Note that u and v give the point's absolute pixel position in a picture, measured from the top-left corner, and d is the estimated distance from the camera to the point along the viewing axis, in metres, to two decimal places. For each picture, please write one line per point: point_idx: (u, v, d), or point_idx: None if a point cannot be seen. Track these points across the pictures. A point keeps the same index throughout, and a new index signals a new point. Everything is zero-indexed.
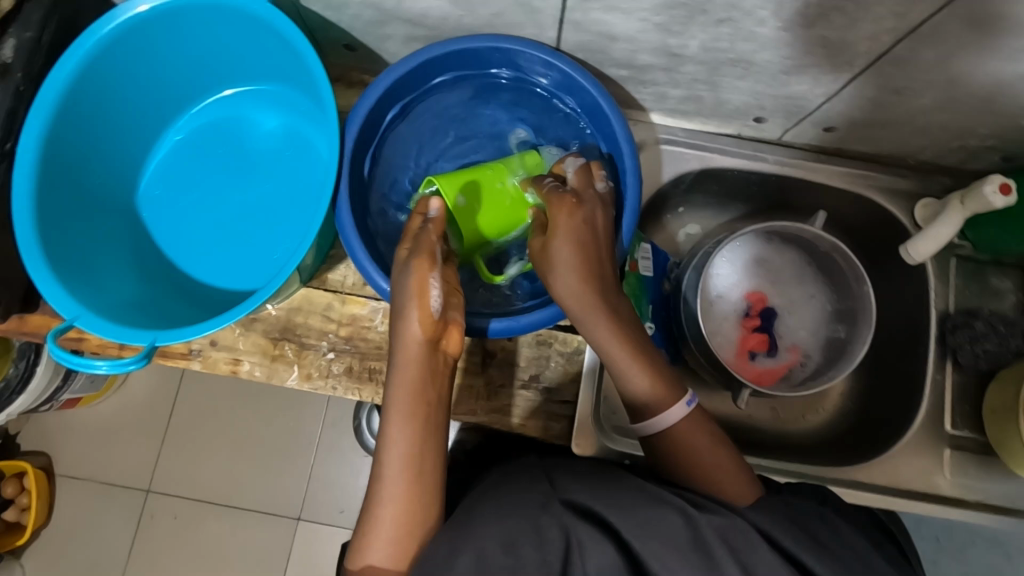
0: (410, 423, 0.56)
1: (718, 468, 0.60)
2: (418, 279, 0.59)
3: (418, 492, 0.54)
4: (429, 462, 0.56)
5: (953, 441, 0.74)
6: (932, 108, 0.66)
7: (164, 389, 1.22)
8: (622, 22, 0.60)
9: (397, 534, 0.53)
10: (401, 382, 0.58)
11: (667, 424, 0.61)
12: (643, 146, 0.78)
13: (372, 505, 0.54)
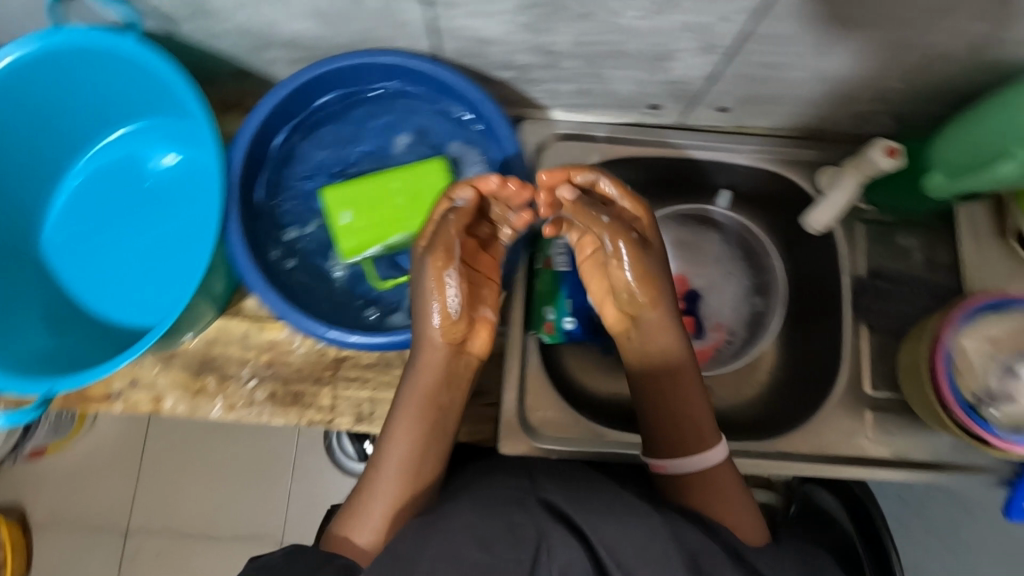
0: (416, 426, 0.63)
1: (731, 495, 0.63)
2: (433, 278, 0.62)
3: (418, 479, 0.62)
4: (427, 462, 0.63)
5: (873, 402, 0.75)
6: (809, 79, 0.67)
7: (130, 429, 1.21)
8: (489, 26, 0.60)
9: (390, 513, 0.60)
10: (419, 383, 0.64)
11: (704, 463, 0.64)
12: (544, 145, 0.78)
13: (367, 494, 0.61)
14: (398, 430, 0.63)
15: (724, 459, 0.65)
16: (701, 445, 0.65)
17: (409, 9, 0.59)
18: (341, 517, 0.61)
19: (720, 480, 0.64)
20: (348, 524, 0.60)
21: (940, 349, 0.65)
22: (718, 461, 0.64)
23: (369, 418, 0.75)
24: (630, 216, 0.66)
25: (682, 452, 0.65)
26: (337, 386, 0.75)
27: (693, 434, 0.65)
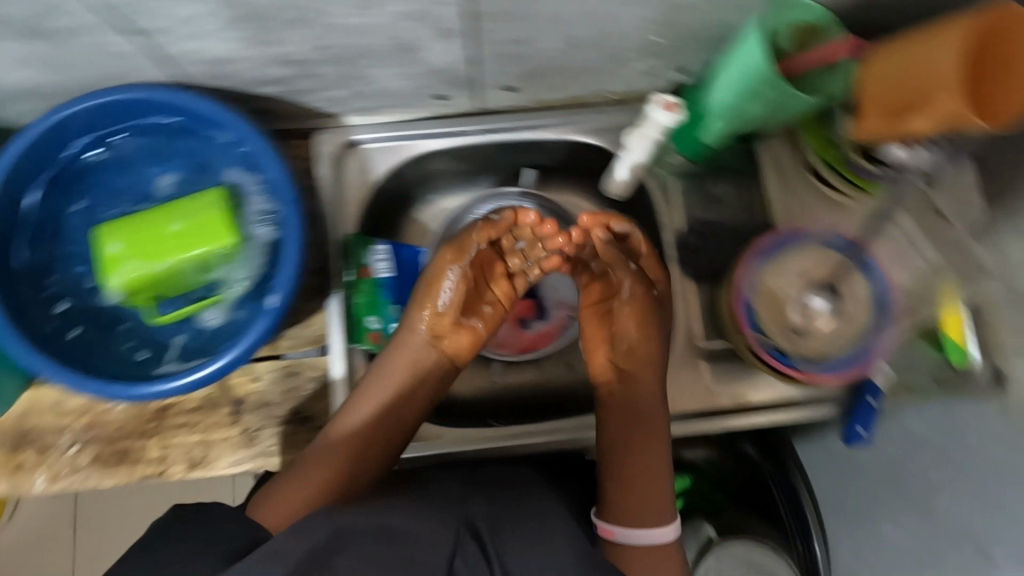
0: (366, 433, 0.66)
1: (653, 552, 0.67)
2: (438, 270, 0.72)
3: (363, 460, 0.65)
4: (376, 458, 0.66)
5: (707, 352, 0.75)
6: (570, 48, 0.67)
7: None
8: (214, 46, 0.59)
9: (316, 490, 0.62)
10: (388, 372, 0.68)
11: (657, 542, 0.67)
12: (344, 153, 0.78)
13: (302, 467, 0.64)
14: (339, 431, 0.66)
15: (672, 541, 0.68)
16: (648, 523, 0.67)
17: (119, 40, 0.56)
18: (272, 485, 0.63)
19: (642, 551, 0.67)
20: (273, 491, 0.62)
21: (739, 298, 0.67)
22: (668, 541, 0.68)
23: (202, 462, 0.73)
24: (653, 274, 0.73)
25: (636, 512, 0.68)
26: (163, 437, 0.73)
27: (652, 507, 0.68)
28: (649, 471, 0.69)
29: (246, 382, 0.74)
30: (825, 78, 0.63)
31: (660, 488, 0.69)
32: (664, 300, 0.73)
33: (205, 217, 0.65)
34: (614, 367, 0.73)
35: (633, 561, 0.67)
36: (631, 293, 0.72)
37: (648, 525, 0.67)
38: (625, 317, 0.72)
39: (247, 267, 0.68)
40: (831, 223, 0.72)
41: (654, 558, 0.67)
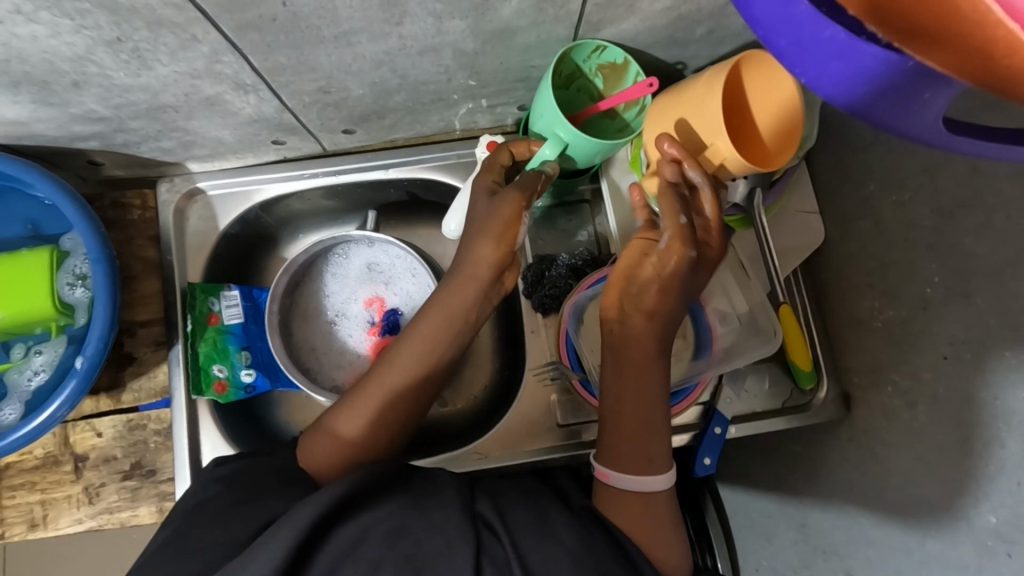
0: (405, 378, 0.64)
1: (654, 511, 0.60)
2: (508, 207, 0.61)
3: (388, 408, 0.64)
4: (394, 410, 0.64)
5: (560, 387, 0.76)
6: (386, 96, 0.67)
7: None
8: (3, 109, 0.58)
9: (353, 436, 0.63)
10: (444, 300, 0.65)
11: (648, 488, 0.61)
12: (189, 201, 0.77)
13: (337, 409, 0.65)
14: (385, 376, 0.64)
15: (666, 489, 0.61)
16: (643, 470, 0.61)
17: None
18: (330, 412, 0.65)
19: (643, 507, 0.60)
20: (327, 428, 0.64)
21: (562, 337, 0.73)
22: (658, 490, 0.61)
23: (43, 522, 0.72)
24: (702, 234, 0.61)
25: (632, 462, 0.61)
26: (2, 498, 0.72)
27: (647, 458, 0.61)
28: (643, 427, 0.61)
29: (87, 438, 0.73)
30: (636, 116, 0.65)
31: (659, 440, 0.62)
32: (702, 263, 0.62)
33: (26, 290, 0.64)
34: (624, 307, 0.64)
35: (620, 518, 0.60)
36: (663, 248, 0.60)
37: (642, 474, 0.61)
38: (650, 261, 0.62)
39: (52, 359, 0.67)
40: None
41: (655, 512, 0.60)
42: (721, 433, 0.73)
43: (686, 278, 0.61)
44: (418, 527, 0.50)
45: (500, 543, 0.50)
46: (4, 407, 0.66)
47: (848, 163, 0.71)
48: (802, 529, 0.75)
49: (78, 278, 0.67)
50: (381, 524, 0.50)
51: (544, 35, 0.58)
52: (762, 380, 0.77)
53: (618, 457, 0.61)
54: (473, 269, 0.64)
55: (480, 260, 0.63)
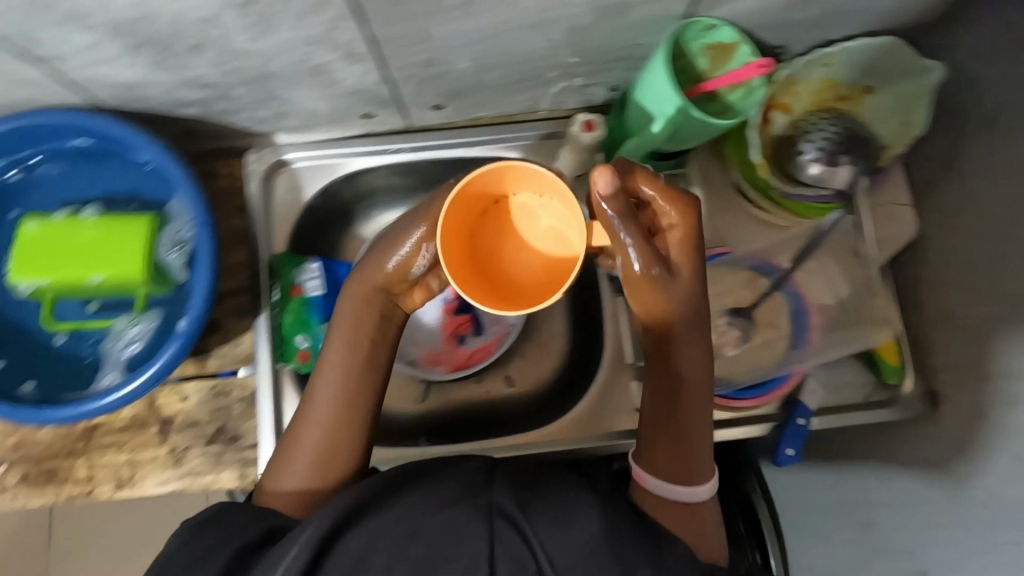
0: (338, 408, 0.60)
1: (700, 513, 0.55)
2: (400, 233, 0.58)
3: (335, 440, 0.59)
4: (342, 439, 0.60)
5: (638, 373, 0.76)
6: (485, 72, 0.66)
7: (28, 520, 1.26)
8: (119, 70, 0.59)
9: (300, 477, 0.59)
10: (337, 332, 0.61)
11: (692, 499, 0.55)
12: (275, 172, 0.78)
13: (288, 447, 0.60)
14: (316, 410, 0.60)
15: (707, 499, 0.56)
16: (689, 476, 0.55)
17: (23, 68, 0.57)
18: (269, 474, 0.61)
19: (700, 505, 0.56)
20: (274, 485, 0.60)
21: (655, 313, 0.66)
22: (702, 501, 0.56)
23: (130, 482, 0.73)
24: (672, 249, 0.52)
25: (671, 471, 0.55)
26: (91, 456, 0.73)
27: (691, 461, 0.55)
28: (685, 428, 0.55)
29: (174, 402, 0.74)
30: (738, 100, 0.62)
31: (692, 450, 0.56)
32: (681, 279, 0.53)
33: (122, 256, 0.64)
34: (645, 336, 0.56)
35: (665, 519, 0.55)
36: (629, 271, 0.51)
37: (688, 480, 0.55)
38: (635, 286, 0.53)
39: (154, 326, 0.69)
40: (772, 246, 0.68)
41: (708, 508, 0.56)
42: (804, 424, 0.72)
43: (677, 292, 0.52)
44: (432, 527, 0.49)
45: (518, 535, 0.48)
46: (109, 371, 0.67)
47: (949, 152, 0.70)
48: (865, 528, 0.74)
49: (176, 242, 0.68)
50: (388, 519, 0.50)
51: (658, 11, 0.58)
52: (845, 374, 0.75)
53: (663, 467, 0.55)
54: (369, 286, 0.60)
55: (371, 278, 0.60)
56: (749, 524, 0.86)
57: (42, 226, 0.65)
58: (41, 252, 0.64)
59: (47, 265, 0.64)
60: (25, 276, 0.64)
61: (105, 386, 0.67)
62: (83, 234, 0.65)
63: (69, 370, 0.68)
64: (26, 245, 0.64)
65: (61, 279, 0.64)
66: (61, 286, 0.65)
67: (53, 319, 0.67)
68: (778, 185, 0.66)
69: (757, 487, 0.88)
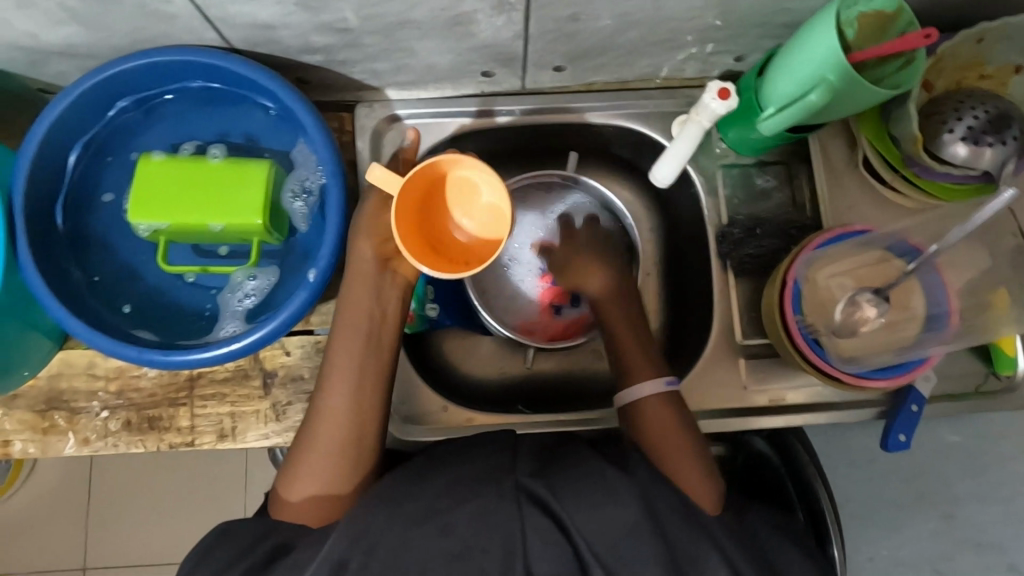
0: (344, 400, 0.59)
1: (654, 416, 0.63)
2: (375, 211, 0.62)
3: (350, 434, 0.58)
4: (352, 432, 0.58)
5: (746, 351, 0.73)
6: (621, 30, 0.64)
7: (75, 470, 1.25)
8: (262, 9, 0.57)
9: (323, 473, 0.57)
10: (342, 316, 0.61)
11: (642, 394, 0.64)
12: (384, 128, 0.76)
13: (303, 444, 0.59)
14: (328, 398, 0.59)
15: (656, 392, 0.64)
16: (635, 376, 0.65)
17: (168, 1, 0.55)
18: (281, 477, 0.59)
19: (659, 413, 0.63)
20: (286, 488, 0.58)
21: (788, 285, 0.65)
22: (648, 394, 0.64)
23: (232, 433, 0.72)
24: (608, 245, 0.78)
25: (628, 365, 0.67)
26: (194, 406, 0.72)
27: (635, 365, 0.66)
28: (625, 347, 0.68)
29: (277, 356, 0.73)
30: (896, 71, 0.61)
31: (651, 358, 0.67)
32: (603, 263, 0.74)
33: (247, 201, 0.62)
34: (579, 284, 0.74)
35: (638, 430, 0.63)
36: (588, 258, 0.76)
37: (635, 380, 0.65)
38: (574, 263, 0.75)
39: (270, 276, 0.67)
40: (907, 230, 0.67)
41: (664, 410, 0.63)
42: (917, 412, 0.70)
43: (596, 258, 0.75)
44: (466, 513, 0.47)
45: (548, 516, 0.47)
46: (227, 322, 0.66)
47: None
48: (947, 520, 0.85)
49: (301, 190, 0.68)
50: (413, 509, 0.48)
51: None
52: (957, 364, 0.74)
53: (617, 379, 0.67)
54: (360, 272, 0.61)
55: (360, 259, 0.61)
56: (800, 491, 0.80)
57: (167, 169, 0.63)
58: (165, 195, 0.62)
59: (172, 208, 0.62)
60: (147, 218, 0.62)
61: (224, 336, 0.66)
62: (208, 177, 0.63)
63: (184, 317, 0.67)
64: (148, 187, 0.62)
65: (186, 222, 0.62)
66: (182, 228, 0.63)
67: (169, 264, 0.65)
68: (927, 162, 0.64)
69: (805, 456, 0.81)
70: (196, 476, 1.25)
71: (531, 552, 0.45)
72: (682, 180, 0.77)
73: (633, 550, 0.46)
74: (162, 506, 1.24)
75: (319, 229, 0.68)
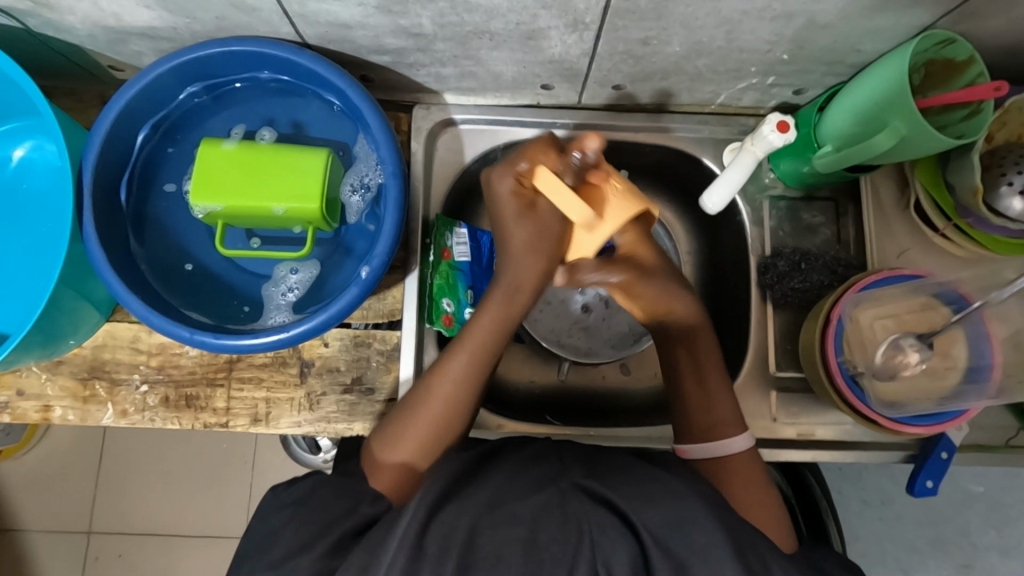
0: (460, 390, 0.61)
1: (737, 473, 0.62)
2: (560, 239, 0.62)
3: (455, 416, 0.61)
4: (461, 410, 0.61)
5: (779, 383, 0.73)
6: (689, 55, 0.65)
7: (90, 439, 1.27)
8: (344, 9, 0.58)
9: (422, 446, 0.59)
10: (489, 309, 0.63)
11: (730, 450, 0.63)
12: (439, 132, 0.77)
13: (410, 416, 0.61)
14: (444, 386, 0.61)
15: (746, 448, 0.63)
16: (725, 431, 0.64)
17: None
18: (381, 439, 0.61)
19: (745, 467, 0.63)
20: (388, 453, 0.59)
21: (832, 323, 0.65)
22: (738, 451, 0.63)
23: (265, 418, 0.73)
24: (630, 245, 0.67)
25: (701, 425, 0.65)
26: (230, 388, 0.73)
27: (720, 420, 0.64)
28: (708, 407, 0.65)
29: (316, 346, 0.74)
30: (959, 120, 0.62)
31: (723, 400, 0.65)
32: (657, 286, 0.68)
33: (306, 188, 0.63)
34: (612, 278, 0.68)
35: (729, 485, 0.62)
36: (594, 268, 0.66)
37: (720, 437, 0.64)
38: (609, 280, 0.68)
39: (316, 270, 0.69)
40: (959, 282, 0.66)
41: (754, 468, 0.63)
42: (946, 459, 0.69)
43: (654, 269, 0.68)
44: (528, 508, 0.45)
45: (610, 514, 0.45)
46: (275, 312, 0.68)
47: None
48: None
49: (359, 185, 0.70)
50: (475, 499, 0.46)
51: (903, 19, 0.58)
52: (990, 415, 0.74)
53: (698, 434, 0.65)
54: (516, 287, 0.63)
55: (527, 273, 0.63)
56: (810, 521, 0.81)
57: (229, 155, 0.64)
58: (230, 180, 0.63)
59: (232, 191, 0.63)
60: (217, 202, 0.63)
61: (271, 325, 0.67)
62: (270, 162, 0.64)
63: (232, 301, 0.68)
64: (219, 172, 0.63)
65: (245, 206, 0.63)
66: (238, 213, 0.64)
67: (224, 246, 0.67)
68: (985, 214, 0.64)
69: (818, 491, 0.83)
70: (209, 454, 1.27)
71: (598, 546, 0.42)
72: (728, 208, 0.78)
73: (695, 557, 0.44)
74: (172, 480, 1.26)
75: (371, 224, 0.70)
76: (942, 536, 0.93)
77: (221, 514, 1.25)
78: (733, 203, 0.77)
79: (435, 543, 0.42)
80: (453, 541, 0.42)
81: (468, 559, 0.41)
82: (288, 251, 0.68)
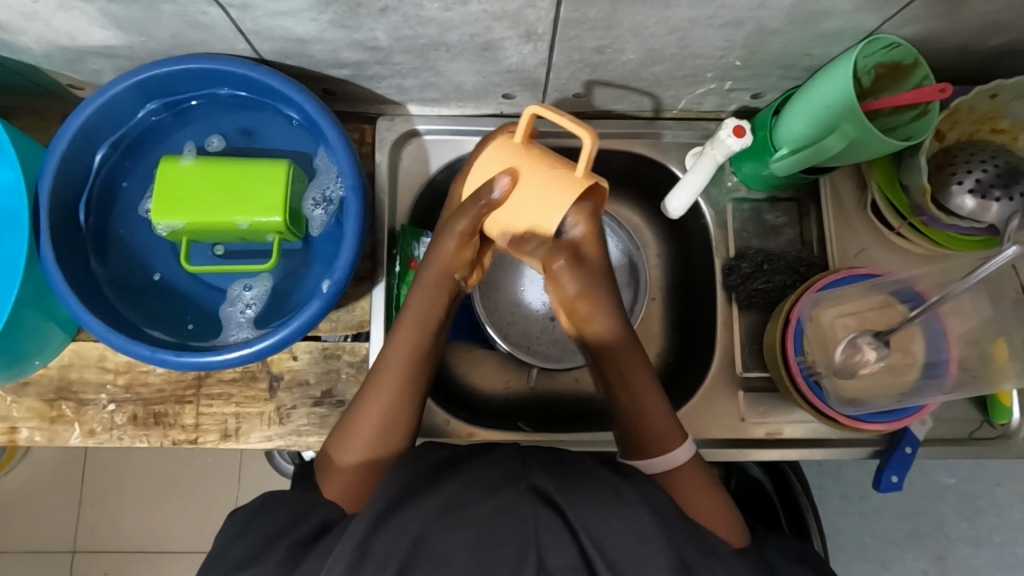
0: (401, 385, 0.61)
1: (686, 483, 0.61)
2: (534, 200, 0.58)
3: (398, 412, 0.61)
4: (407, 408, 0.61)
5: (746, 383, 0.74)
6: (645, 62, 0.65)
7: (71, 456, 1.26)
8: (298, 24, 0.58)
9: (369, 447, 0.60)
10: (419, 294, 0.63)
11: (674, 463, 0.62)
12: (404, 143, 0.78)
13: (354, 418, 0.61)
14: (385, 378, 0.61)
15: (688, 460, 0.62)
16: (670, 445, 0.62)
17: (207, 12, 0.56)
18: (332, 443, 0.61)
19: (688, 474, 0.62)
20: (337, 458, 0.60)
21: (790, 325, 0.66)
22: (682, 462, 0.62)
23: (235, 434, 0.73)
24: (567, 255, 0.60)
25: (646, 436, 0.63)
26: (199, 404, 0.73)
27: (664, 432, 0.62)
28: (649, 423, 0.63)
29: (285, 359, 0.74)
30: (910, 120, 0.63)
31: (662, 414, 0.63)
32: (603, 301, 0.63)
33: (266, 201, 0.63)
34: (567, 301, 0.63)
35: (689, 495, 0.61)
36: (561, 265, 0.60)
37: (664, 450, 0.62)
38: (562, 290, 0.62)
39: (277, 285, 0.69)
40: (917, 277, 0.67)
41: (700, 479, 0.62)
42: (911, 453, 0.70)
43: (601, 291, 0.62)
44: (479, 511, 0.45)
45: (562, 517, 0.46)
46: (238, 328, 0.68)
47: None
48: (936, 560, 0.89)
49: (322, 198, 0.70)
50: (428, 505, 0.46)
51: (849, 23, 0.59)
52: (953, 408, 0.75)
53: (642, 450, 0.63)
54: (444, 269, 0.62)
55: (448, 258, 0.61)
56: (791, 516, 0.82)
57: (180, 168, 0.64)
58: (180, 191, 0.63)
59: (180, 198, 0.63)
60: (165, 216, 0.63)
61: (235, 341, 0.67)
62: (226, 174, 0.64)
63: (196, 318, 0.68)
64: (167, 181, 0.64)
65: (195, 215, 0.63)
66: (200, 229, 0.64)
67: (190, 263, 0.67)
68: (937, 214, 0.66)
69: (799, 486, 0.83)
70: (191, 468, 1.26)
71: (543, 544, 0.43)
72: (692, 211, 0.79)
73: (652, 560, 0.44)
74: (154, 495, 1.25)
75: (335, 236, 0.70)
76: (917, 530, 0.94)
77: (205, 529, 1.25)
78: (697, 205, 0.77)
79: (386, 549, 0.42)
80: (403, 547, 0.42)
81: (417, 562, 0.42)
82: (254, 264, 0.68)
